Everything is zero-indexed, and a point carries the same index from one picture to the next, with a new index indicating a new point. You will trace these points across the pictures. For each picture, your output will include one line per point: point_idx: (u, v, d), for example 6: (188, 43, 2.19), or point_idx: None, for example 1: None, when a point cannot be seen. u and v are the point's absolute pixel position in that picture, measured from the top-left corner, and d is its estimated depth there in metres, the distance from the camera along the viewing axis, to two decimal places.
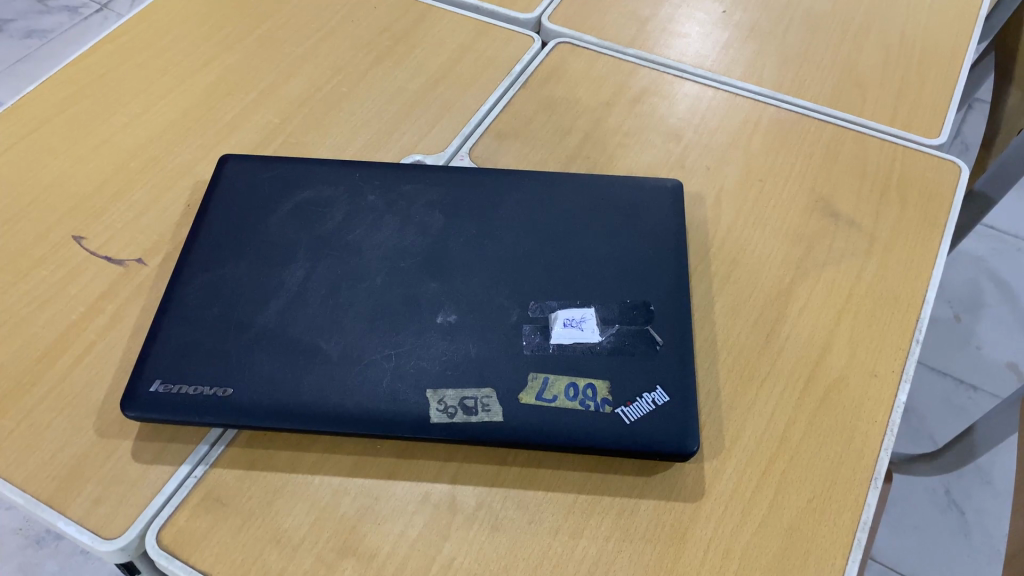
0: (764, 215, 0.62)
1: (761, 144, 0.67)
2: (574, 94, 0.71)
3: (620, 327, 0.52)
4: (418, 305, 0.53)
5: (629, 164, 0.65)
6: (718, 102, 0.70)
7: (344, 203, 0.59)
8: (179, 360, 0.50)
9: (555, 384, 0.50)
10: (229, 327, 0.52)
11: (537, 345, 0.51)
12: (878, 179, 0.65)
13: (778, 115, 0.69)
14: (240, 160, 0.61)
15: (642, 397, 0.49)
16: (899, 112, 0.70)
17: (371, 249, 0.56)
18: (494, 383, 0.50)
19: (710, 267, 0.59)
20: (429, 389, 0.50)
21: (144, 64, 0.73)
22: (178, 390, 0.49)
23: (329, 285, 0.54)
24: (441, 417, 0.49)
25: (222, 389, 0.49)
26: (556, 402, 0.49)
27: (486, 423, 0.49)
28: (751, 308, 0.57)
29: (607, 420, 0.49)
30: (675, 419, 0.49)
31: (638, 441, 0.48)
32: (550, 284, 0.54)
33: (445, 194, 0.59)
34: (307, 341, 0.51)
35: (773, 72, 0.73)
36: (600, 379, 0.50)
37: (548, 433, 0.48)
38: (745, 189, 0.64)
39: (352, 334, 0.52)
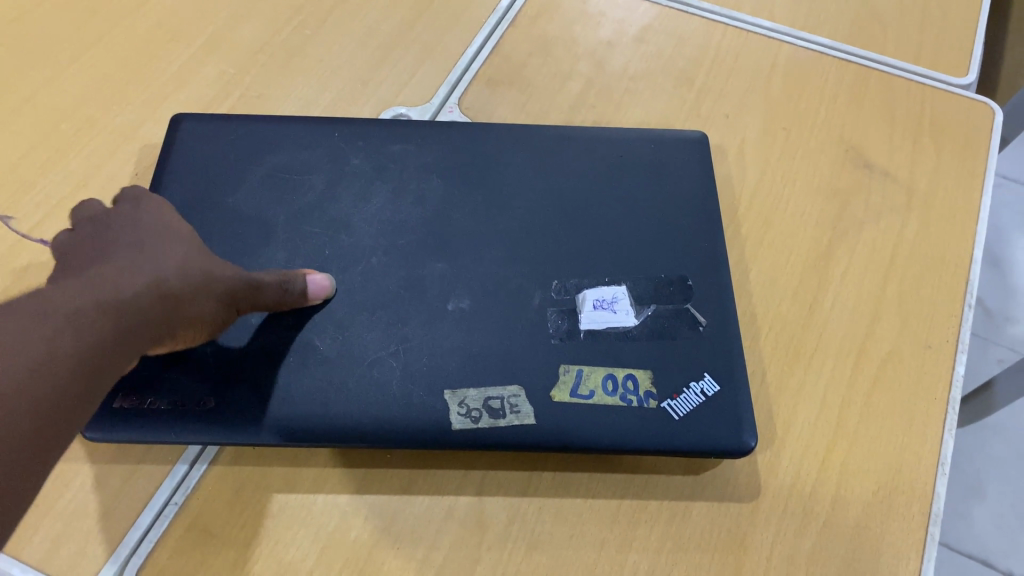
0: (792, 168, 0.56)
1: (781, 87, 0.61)
2: (570, 34, 0.63)
3: (656, 307, 0.46)
4: (424, 289, 0.46)
5: (639, 115, 0.59)
6: (730, 41, 0.63)
7: (324, 168, 0.50)
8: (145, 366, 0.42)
9: (591, 378, 0.43)
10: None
11: (565, 332, 0.45)
12: (909, 124, 0.59)
13: (796, 54, 0.63)
14: (194, 119, 0.52)
15: (689, 388, 0.44)
16: (922, 47, 0.64)
17: (363, 224, 0.48)
18: (522, 380, 0.43)
19: (740, 232, 0.53)
20: (447, 391, 0.43)
21: (67, 5, 0.62)
22: (149, 404, 0.41)
23: (317, 269, 0.46)
24: (464, 423, 0.42)
25: (203, 400, 0.41)
26: (594, 399, 0.43)
27: (516, 427, 0.42)
28: (789, 276, 0.51)
29: (654, 417, 0.43)
30: (729, 411, 0.43)
31: (690, 438, 0.42)
32: (571, 259, 0.48)
33: (442, 155, 0.51)
34: (299, 337, 0.44)
35: (784, 4, 0.67)
36: (640, 369, 0.44)
37: (590, 434, 0.42)
38: (769, 140, 0.58)
39: (352, 326, 0.44)
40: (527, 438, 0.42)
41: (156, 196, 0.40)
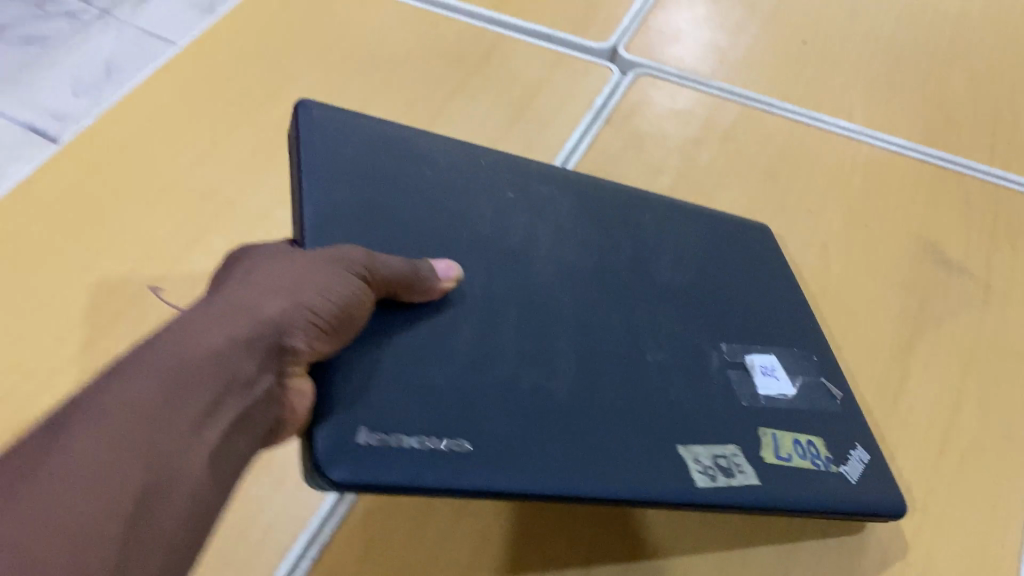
0: (873, 262, 0.60)
1: (862, 183, 0.65)
2: (660, 131, 0.68)
3: (807, 376, 0.49)
4: (615, 342, 0.43)
5: (727, 207, 0.63)
6: (811, 140, 0.68)
7: (482, 194, 0.47)
8: (367, 407, 0.33)
9: (787, 447, 0.44)
10: (399, 364, 0.36)
11: (749, 395, 0.45)
12: (985, 224, 0.62)
13: (874, 154, 0.67)
14: (318, 112, 0.45)
15: (852, 454, 0.46)
16: (996, 150, 0.67)
17: (541, 263, 0.45)
18: (737, 440, 0.42)
19: (827, 320, 0.57)
20: (680, 445, 0.40)
21: (205, 96, 0.69)
22: (393, 441, 0.33)
23: (510, 325, 0.41)
24: (704, 480, 0.40)
25: (459, 441, 0.34)
26: (793, 463, 0.43)
27: (747, 486, 0.41)
28: (874, 364, 0.55)
29: (834, 483, 0.45)
30: (881, 483, 0.47)
31: (859, 504, 0.45)
32: (728, 325, 0.48)
33: (587, 208, 0.51)
34: (515, 382, 0.38)
35: (862, 106, 0.71)
36: (816, 436, 0.46)
37: (794, 501, 0.42)
38: (851, 234, 0.62)
39: (566, 385, 0.39)
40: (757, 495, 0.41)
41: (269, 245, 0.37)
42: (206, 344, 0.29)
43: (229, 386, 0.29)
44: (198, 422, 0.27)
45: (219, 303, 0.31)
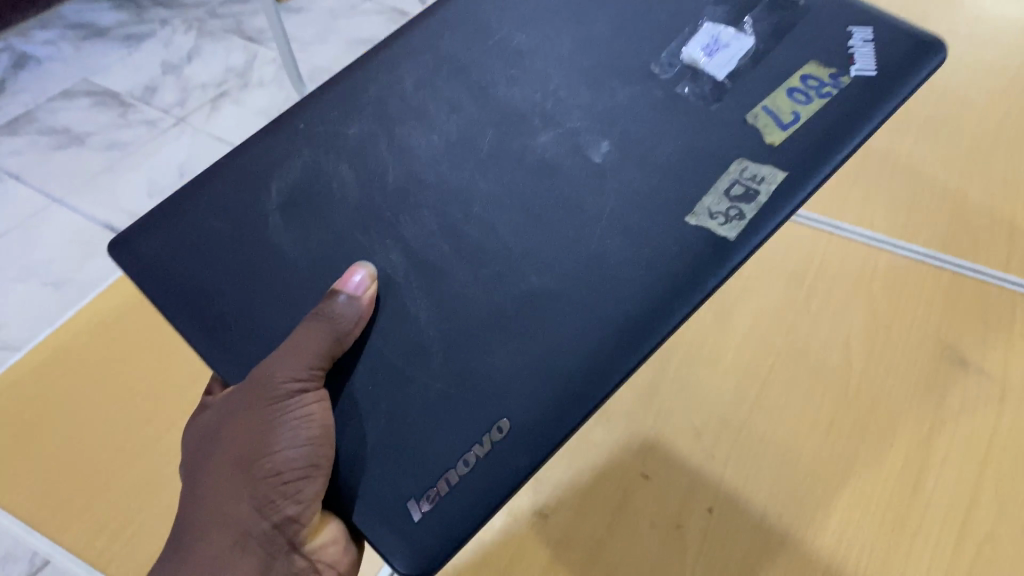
0: (894, 362, 0.64)
1: (882, 289, 0.69)
2: None
3: (752, 15, 0.56)
4: (536, 264, 0.48)
5: (754, 309, 0.68)
6: (835, 247, 0.73)
7: (347, 156, 0.53)
8: (391, 463, 0.44)
9: (779, 103, 0.51)
10: (372, 406, 0.46)
11: (709, 90, 0.53)
12: (1002, 325, 0.66)
13: (894, 261, 0.71)
14: (158, 223, 0.52)
15: (855, 44, 0.53)
16: (1015, 252, 0.71)
17: (443, 144, 0.53)
18: (736, 155, 0.50)
19: (847, 416, 0.61)
20: (687, 219, 0.48)
21: None
22: (437, 488, 0.43)
23: (446, 296, 0.48)
24: (733, 226, 0.48)
25: (499, 427, 0.44)
26: (802, 116, 0.51)
27: (777, 184, 0.49)
28: (894, 459, 0.58)
29: (857, 83, 0.52)
30: (888, 35, 0.53)
31: (894, 82, 0.51)
32: (646, 109, 0.53)
33: (446, 81, 0.56)
34: (476, 364, 0.46)
35: (884, 214, 0.76)
36: (807, 69, 0.53)
37: (840, 156, 0.49)
38: (872, 336, 0.66)
39: (528, 326, 0.46)
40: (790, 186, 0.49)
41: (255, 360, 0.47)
42: (231, 511, 0.47)
43: (258, 523, 0.47)
44: (279, 521, 0.47)
45: (221, 479, 0.47)
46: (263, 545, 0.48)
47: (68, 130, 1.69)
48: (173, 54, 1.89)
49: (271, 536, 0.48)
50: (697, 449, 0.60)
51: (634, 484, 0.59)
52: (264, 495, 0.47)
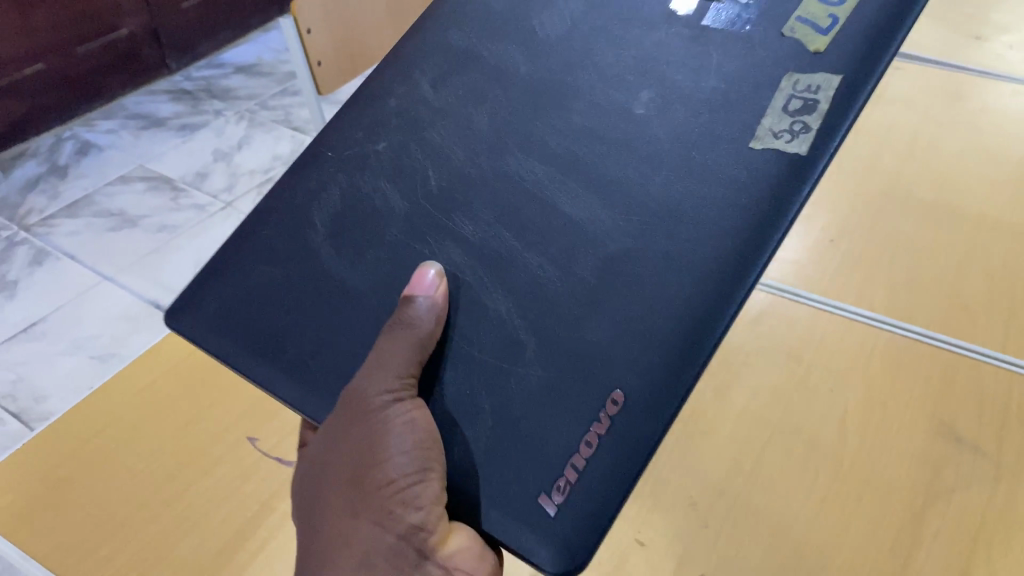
0: (890, 437, 0.66)
1: (879, 365, 0.71)
2: None
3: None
4: (621, 267, 0.51)
5: (753, 384, 0.71)
6: (834, 326, 0.76)
7: (384, 173, 0.57)
8: (503, 476, 0.48)
9: (811, 11, 0.55)
10: (465, 406, 0.50)
11: (733, 18, 0.56)
12: (997, 406, 0.67)
13: (892, 340, 0.73)
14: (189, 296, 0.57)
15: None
16: (1012, 335, 0.72)
17: (478, 150, 0.56)
18: (787, 68, 0.54)
19: (841, 489, 0.62)
20: (752, 143, 0.52)
21: None
22: (566, 480, 0.47)
23: (541, 303, 0.51)
24: (804, 138, 0.51)
25: (612, 402, 0.48)
26: (838, 18, 0.54)
27: (833, 99, 0.52)
28: (886, 532, 0.59)
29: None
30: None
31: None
32: (676, 49, 0.56)
33: (472, 83, 0.59)
34: (586, 347, 0.49)
35: (884, 296, 0.78)
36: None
37: (875, 76, 0.53)
38: (868, 412, 0.68)
39: (634, 332, 0.49)
40: (842, 95, 0.52)
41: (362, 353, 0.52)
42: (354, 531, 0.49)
43: (382, 538, 0.48)
44: (404, 531, 0.48)
45: (337, 496, 0.50)
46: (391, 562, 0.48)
47: (122, 213, 1.79)
48: (226, 143, 2.00)
49: (397, 549, 0.48)
50: (691, 517, 0.61)
51: (629, 549, 0.60)
52: (382, 507, 0.48)
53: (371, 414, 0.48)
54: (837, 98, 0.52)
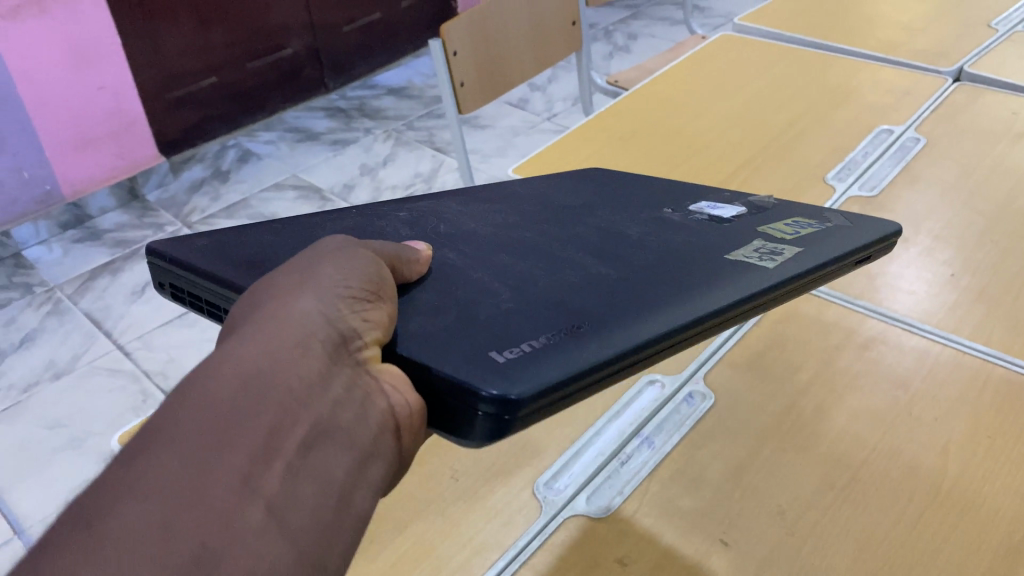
0: (995, 470, 0.65)
1: (990, 403, 0.70)
2: (805, 336, 0.79)
3: (736, 199, 0.66)
4: (603, 275, 0.47)
5: (857, 405, 0.71)
6: (947, 357, 0.75)
7: (419, 211, 0.58)
8: (457, 346, 0.39)
9: (775, 229, 0.57)
10: (422, 314, 0.43)
11: (712, 221, 0.59)
12: None
13: (1007, 377, 0.72)
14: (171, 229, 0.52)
15: (832, 214, 0.61)
16: None
17: (500, 214, 0.58)
18: (758, 242, 0.54)
19: (937, 514, 0.62)
20: (727, 258, 0.51)
21: None
22: (521, 348, 0.38)
23: (514, 285, 0.45)
24: (767, 264, 0.50)
25: (582, 322, 0.40)
26: (799, 235, 0.55)
27: (796, 253, 0.52)
28: (980, 559, 0.59)
29: (839, 225, 0.58)
30: (860, 217, 0.60)
31: (865, 229, 0.56)
32: (683, 203, 0.63)
33: (510, 192, 0.65)
34: (557, 296, 0.44)
35: (1003, 334, 0.77)
36: (773, 226, 0.58)
37: (839, 248, 0.52)
38: (974, 444, 0.67)
39: (614, 299, 0.43)
40: (803, 254, 0.51)
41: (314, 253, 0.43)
42: (290, 308, 0.36)
43: (321, 327, 0.36)
44: (346, 332, 0.37)
45: (276, 283, 0.38)
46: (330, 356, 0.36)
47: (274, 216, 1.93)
48: (372, 159, 2.13)
49: (334, 352, 0.36)
50: (779, 524, 0.62)
51: (712, 549, 0.62)
52: (330, 302, 0.37)
53: (330, 243, 0.41)
54: (799, 256, 0.51)
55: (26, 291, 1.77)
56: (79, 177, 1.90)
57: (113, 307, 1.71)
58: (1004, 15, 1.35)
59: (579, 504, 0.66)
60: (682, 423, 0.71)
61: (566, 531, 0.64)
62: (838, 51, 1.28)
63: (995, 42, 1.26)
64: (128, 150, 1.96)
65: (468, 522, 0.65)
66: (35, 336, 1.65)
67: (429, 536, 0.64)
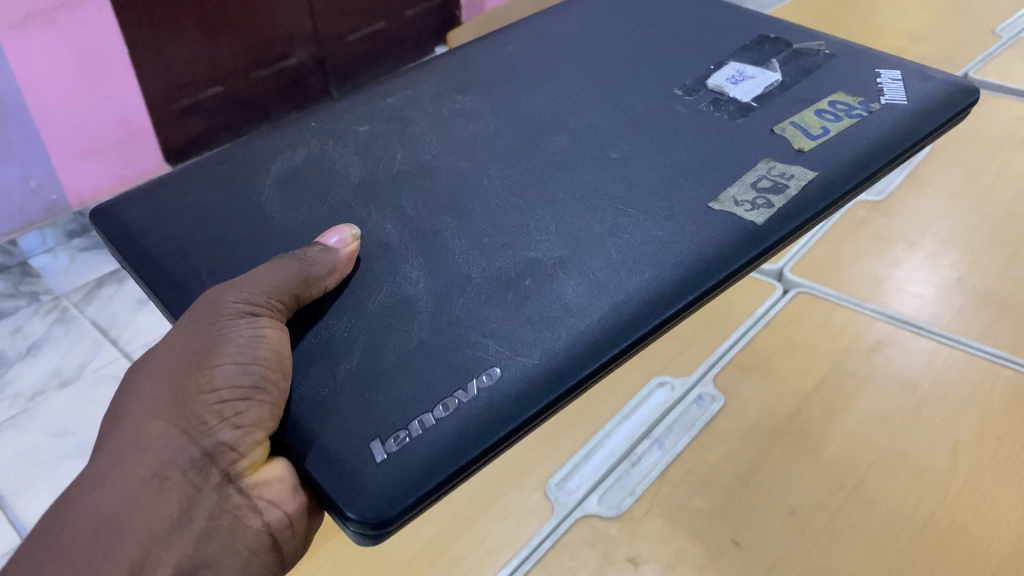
0: (1004, 471, 0.65)
1: (999, 404, 0.71)
2: (812, 339, 0.79)
3: (778, 59, 0.67)
4: (537, 273, 0.49)
5: (866, 407, 0.71)
6: (956, 359, 0.75)
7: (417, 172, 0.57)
8: (361, 412, 0.42)
9: (807, 120, 0.59)
10: (329, 351, 0.45)
11: (734, 109, 0.61)
12: None
13: (1016, 378, 0.73)
14: (168, 226, 0.54)
15: (883, 82, 0.63)
16: None
17: (502, 133, 0.60)
18: (769, 158, 0.56)
19: (947, 514, 0.62)
20: (709, 204, 0.53)
21: None
22: (407, 431, 0.41)
23: (437, 298, 0.48)
24: (761, 212, 0.52)
25: (485, 376, 0.43)
26: (830, 133, 0.58)
27: (802, 184, 0.54)
28: (991, 558, 0.59)
29: (886, 107, 0.60)
30: (914, 80, 0.63)
31: (912, 113, 0.60)
32: (702, 79, 0.65)
33: (518, 84, 0.66)
34: (479, 313, 0.47)
35: (1011, 337, 0.77)
36: (814, 108, 0.60)
37: (856, 169, 0.55)
38: (983, 445, 0.67)
39: (534, 322, 0.46)
40: (811, 191, 0.54)
41: (218, 289, 0.46)
42: (152, 436, 0.43)
43: (185, 450, 0.43)
44: (211, 447, 0.43)
45: (154, 392, 0.44)
46: (190, 478, 0.43)
47: None
48: None
49: (199, 468, 0.43)
50: (790, 525, 0.63)
51: (724, 549, 0.62)
52: (194, 417, 0.43)
53: (216, 318, 0.44)
54: (807, 188, 0.54)
55: (33, 300, 1.78)
56: (86, 187, 1.91)
57: (119, 316, 1.71)
58: (1010, 21, 1.36)
59: (591, 505, 0.66)
60: (691, 425, 0.72)
61: (578, 531, 0.64)
62: None
63: (1000, 49, 1.27)
64: (134, 159, 1.97)
65: (481, 523, 0.66)
66: (41, 345, 1.66)
67: (442, 538, 0.65)
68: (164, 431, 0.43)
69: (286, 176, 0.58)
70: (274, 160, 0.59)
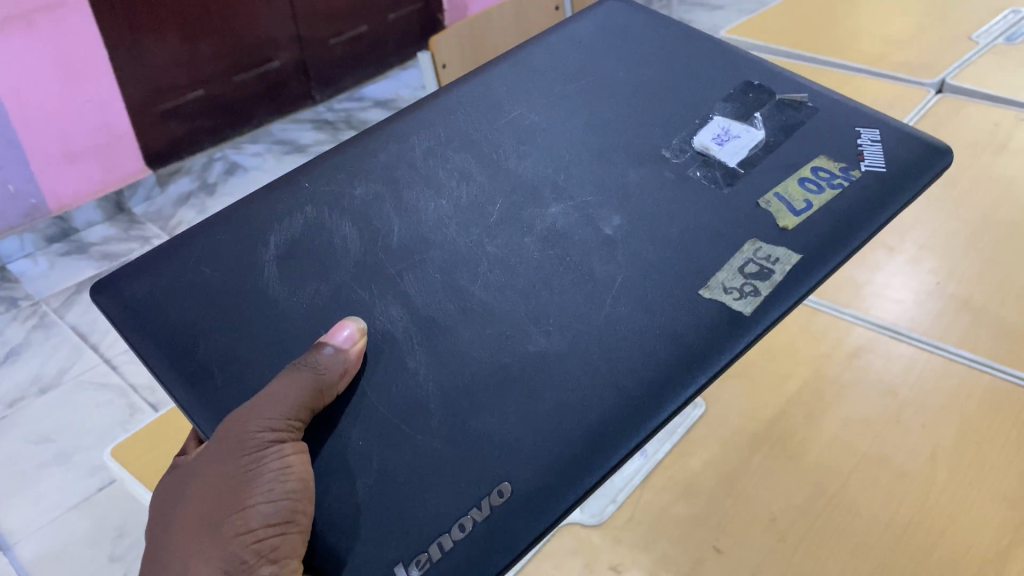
0: (982, 476, 0.66)
1: (977, 409, 0.71)
2: (793, 344, 0.79)
3: (761, 113, 0.64)
4: (539, 371, 0.48)
5: (846, 412, 0.72)
6: (934, 364, 0.76)
7: (390, 185, 0.58)
8: (384, 534, 0.43)
9: (790, 191, 0.58)
10: (346, 466, 0.45)
11: (721, 175, 0.59)
12: None
13: (993, 384, 0.73)
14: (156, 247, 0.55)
15: (863, 142, 0.62)
16: None
17: (474, 157, 0.60)
18: (755, 238, 0.55)
19: (926, 518, 0.63)
20: (700, 291, 0.52)
21: None
22: (428, 554, 0.42)
23: (439, 367, 0.48)
24: (747, 301, 0.52)
25: (498, 493, 0.44)
26: (813, 209, 0.57)
27: (789, 270, 0.54)
28: (969, 562, 0.60)
29: (867, 176, 0.59)
30: (894, 141, 0.62)
31: (890, 185, 0.59)
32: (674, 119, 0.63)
33: (498, 96, 0.64)
34: (481, 414, 0.47)
35: (989, 343, 0.78)
36: (802, 175, 0.59)
37: (840, 254, 0.56)
38: (962, 449, 0.68)
39: (539, 426, 0.46)
40: (795, 276, 0.54)
41: (241, 414, 0.46)
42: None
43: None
44: None
45: (190, 532, 0.46)
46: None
47: None
48: None
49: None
50: (771, 531, 0.63)
51: (705, 555, 0.62)
52: (235, 557, 0.45)
53: (246, 452, 0.45)
54: (791, 274, 0.54)
55: (12, 306, 1.76)
56: (65, 191, 1.89)
57: (99, 320, 1.70)
58: (986, 27, 1.37)
59: (572, 512, 0.66)
60: (673, 430, 0.72)
61: (561, 539, 0.65)
62: (823, 62, 1.30)
63: (976, 55, 1.28)
64: (114, 164, 1.95)
65: None
66: (21, 351, 1.65)
67: None
68: (211, 570, 0.45)
69: (269, 193, 0.57)
70: (269, 229, 0.55)
